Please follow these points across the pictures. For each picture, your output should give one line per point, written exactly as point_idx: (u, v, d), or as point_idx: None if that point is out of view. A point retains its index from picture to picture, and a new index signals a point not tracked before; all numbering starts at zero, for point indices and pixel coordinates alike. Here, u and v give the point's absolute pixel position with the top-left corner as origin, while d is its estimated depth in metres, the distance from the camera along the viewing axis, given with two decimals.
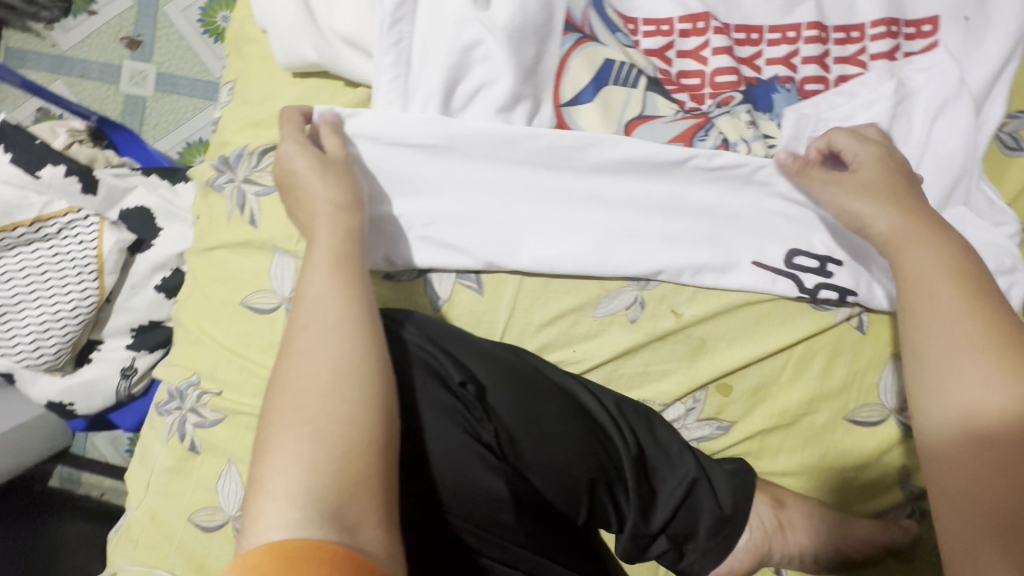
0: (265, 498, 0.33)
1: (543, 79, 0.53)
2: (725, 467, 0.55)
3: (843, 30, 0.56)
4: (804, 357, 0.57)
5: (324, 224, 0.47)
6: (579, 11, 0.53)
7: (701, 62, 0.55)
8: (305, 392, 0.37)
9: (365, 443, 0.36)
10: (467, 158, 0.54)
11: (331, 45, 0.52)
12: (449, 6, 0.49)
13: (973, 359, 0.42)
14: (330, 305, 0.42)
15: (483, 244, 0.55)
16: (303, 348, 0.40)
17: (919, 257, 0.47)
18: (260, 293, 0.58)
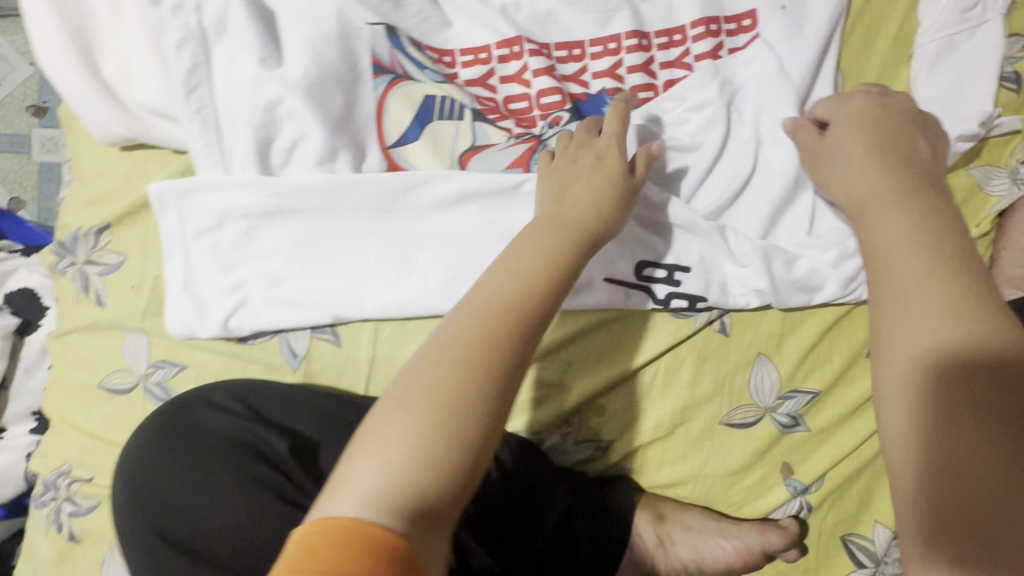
0: (366, 464, 0.34)
1: (361, 123, 0.52)
2: (605, 491, 0.56)
3: (665, 34, 0.55)
4: (671, 366, 0.56)
5: (558, 206, 0.47)
6: (386, 52, 0.51)
7: (525, 85, 0.55)
8: (454, 375, 0.36)
9: (471, 428, 0.35)
10: (297, 211, 0.52)
11: (140, 118, 0.50)
12: (246, 66, 0.48)
13: (934, 312, 0.37)
14: (515, 294, 0.40)
15: (326, 297, 0.54)
16: (476, 318, 0.39)
17: (886, 225, 0.43)
18: (116, 373, 0.57)
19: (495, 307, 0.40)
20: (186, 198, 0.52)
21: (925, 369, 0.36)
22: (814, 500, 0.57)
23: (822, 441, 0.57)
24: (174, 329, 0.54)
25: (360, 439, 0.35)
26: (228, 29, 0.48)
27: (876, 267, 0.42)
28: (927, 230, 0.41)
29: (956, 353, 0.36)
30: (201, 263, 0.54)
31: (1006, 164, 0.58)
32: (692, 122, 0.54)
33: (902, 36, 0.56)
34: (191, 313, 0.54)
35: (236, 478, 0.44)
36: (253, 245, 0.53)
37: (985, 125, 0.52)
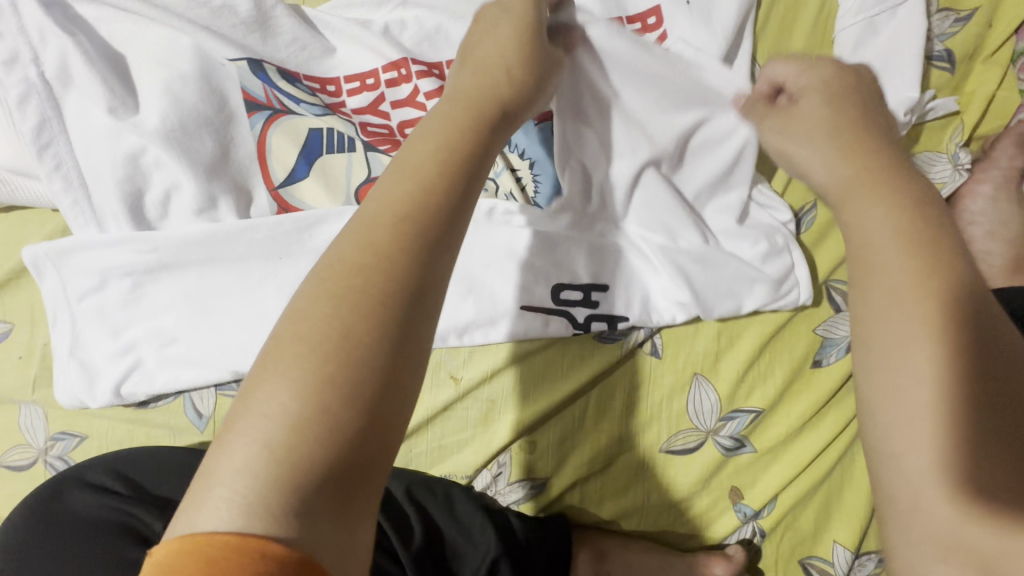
0: (239, 451, 0.27)
1: (236, 165, 0.48)
2: (540, 534, 0.52)
3: None
4: (603, 396, 0.52)
5: (465, 94, 0.39)
6: (259, 87, 0.48)
7: (419, 108, 0.50)
8: (337, 313, 0.29)
9: (366, 390, 0.28)
10: (183, 267, 0.49)
11: (3, 179, 0.47)
12: (101, 117, 0.45)
13: (927, 326, 0.32)
14: (416, 206, 0.32)
15: (219, 354, 0.49)
16: (362, 255, 0.31)
17: (866, 217, 0.36)
18: (14, 450, 0.53)
19: (385, 219, 0.32)
20: (64, 259, 0.49)
21: (933, 415, 0.30)
22: (766, 525, 0.53)
23: (770, 460, 0.53)
24: (64, 400, 0.51)
25: (236, 417, 0.28)
26: (73, 77, 0.45)
27: (863, 275, 0.35)
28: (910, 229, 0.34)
29: (961, 396, 0.30)
30: (85, 328, 0.50)
31: (946, 149, 0.53)
32: (601, 133, 0.49)
33: (821, 22, 0.52)
34: (79, 382, 0.50)
35: (107, 567, 0.41)
36: (138, 303, 0.49)
37: (912, 112, 0.48)
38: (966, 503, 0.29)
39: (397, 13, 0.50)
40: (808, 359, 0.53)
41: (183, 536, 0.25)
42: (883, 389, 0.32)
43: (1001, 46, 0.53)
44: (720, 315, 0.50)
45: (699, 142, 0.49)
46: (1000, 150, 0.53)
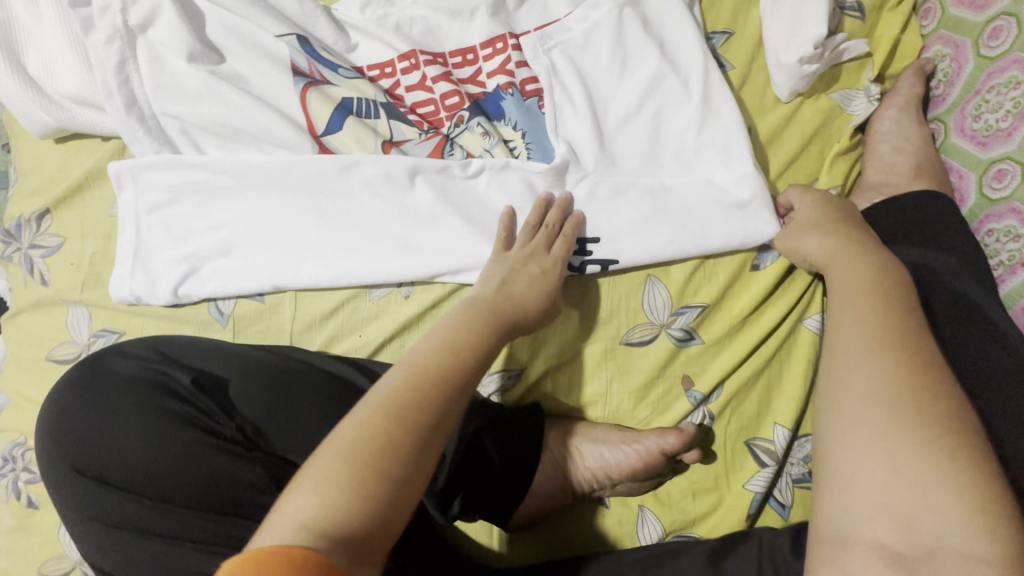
0: (295, 490, 0.37)
1: (289, 110, 0.58)
2: (517, 415, 0.59)
3: (542, 27, 0.61)
4: (570, 294, 0.60)
5: (499, 296, 0.52)
6: (304, 61, 0.58)
7: (428, 91, 0.61)
8: (388, 425, 0.40)
9: (406, 446, 0.39)
10: (237, 189, 0.58)
11: (65, 108, 0.57)
12: (174, 58, 0.56)
13: (881, 362, 0.43)
14: (452, 366, 0.45)
15: (262, 271, 0.58)
16: (405, 376, 0.43)
17: (847, 272, 0.51)
18: (62, 345, 0.61)
19: (432, 374, 0.44)
20: (141, 173, 0.58)
21: (918, 458, 0.38)
22: (714, 408, 0.61)
23: (716, 351, 0.61)
24: (118, 295, 0.60)
25: (301, 476, 0.38)
26: (158, 24, 0.56)
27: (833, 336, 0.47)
28: (887, 296, 0.47)
29: (933, 439, 0.38)
30: (151, 235, 0.59)
31: (861, 85, 0.62)
32: (566, 77, 0.60)
33: None
34: (128, 280, 0.59)
35: (151, 413, 0.49)
36: (200, 216, 0.59)
37: (823, 47, 0.58)
38: (966, 500, 0.36)
39: (407, 10, 0.60)
40: (747, 263, 0.61)
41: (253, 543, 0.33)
42: (835, 407, 0.43)
43: None
44: (692, 245, 0.59)
45: (658, 87, 0.59)
46: (903, 80, 0.61)
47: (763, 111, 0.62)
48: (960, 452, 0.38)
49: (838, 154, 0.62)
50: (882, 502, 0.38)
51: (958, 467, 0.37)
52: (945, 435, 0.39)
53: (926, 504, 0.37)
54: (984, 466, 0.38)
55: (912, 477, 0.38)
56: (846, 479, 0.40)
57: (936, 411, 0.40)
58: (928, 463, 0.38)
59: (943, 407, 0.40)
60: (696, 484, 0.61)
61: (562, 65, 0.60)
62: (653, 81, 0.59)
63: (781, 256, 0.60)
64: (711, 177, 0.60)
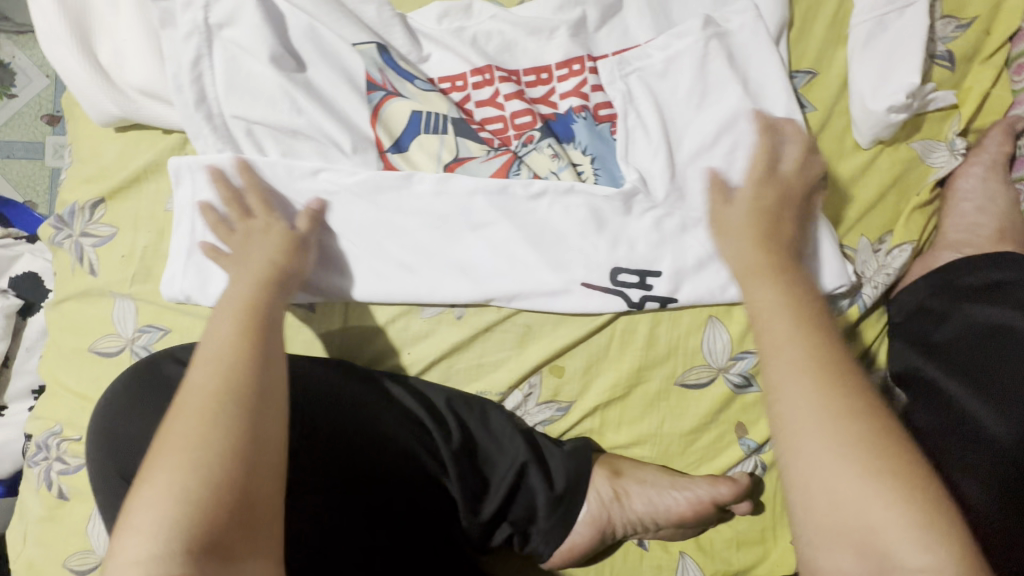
0: (127, 531, 0.36)
1: (359, 125, 0.57)
2: (563, 448, 0.57)
3: (621, 51, 0.59)
4: (627, 329, 0.59)
5: (253, 281, 0.50)
6: (377, 69, 0.57)
7: (499, 108, 0.59)
8: (192, 440, 0.39)
9: (218, 452, 0.38)
10: (297, 196, 0.56)
11: (130, 98, 0.56)
12: (250, 58, 0.55)
13: (807, 390, 0.40)
14: (243, 358, 0.43)
15: (316, 282, 0.57)
16: (206, 386, 0.41)
17: (761, 291, 0.47)
18: (106, 337, 0.60)
19: (216, 374, 0.42)
20: (198, 170, 0.56)
21: (861, 478, 0.37)
22: (767, 458, 0.59)
23: None
24: (167, 293, 0.58)
25: (132, 516, 0.37)
26: (237, 22, 0.54)
27: (768, 352, 0.43)
28: (804, 311, 0.45)
29: (869, 454, 0.37)
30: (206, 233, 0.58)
31: (945, 137, 0.60)
32: (642, 106, 0.58)
33: (839, 18, 0.60)
34: (178, 278, 0.57)
35: None
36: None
37: (914, 96, 0.56)
38: (910, 514, 0.35)
39: (485, 24, 0.58)
40: None
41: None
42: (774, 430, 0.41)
43: (997, 50, 0.60)
44: None
45: (738, 123, 0.57)
46: (991, 138, 0.60)
47: (840, 157, 0.60)
48: (892, 466, 0.37)
49: (915, 208, 0.60)
50: (834, 531, 0.36)
51: (895, 481, 0.36)
52: (873, 450, 0.37)
53: (875, 526, 0.35)
54: (916, 469, 0.37)
55: (857, 501, 0.36)
56: (803, 515, 0.38)
57: (853, 423, 0.38)
58: (863, 484, 0.36)
59: (864, 418, 0.39)
60: (742, 534, 0.59)
61: (638, 92, 0.58)
62: (733, 116, 0.57)
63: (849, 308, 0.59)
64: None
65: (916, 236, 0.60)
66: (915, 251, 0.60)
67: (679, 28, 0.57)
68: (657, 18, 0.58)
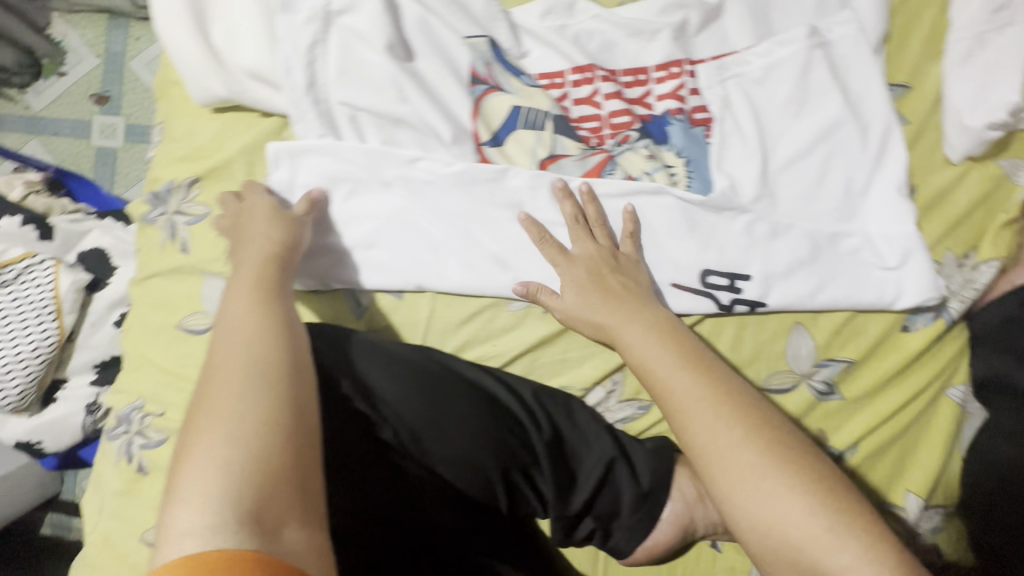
0: (177, 507, 0.37)
1: (458, 117, 0.58)
2: (647, 447, 0.57)
3: (720, 56, 0.59)
4: (713, 331, 0.59)
5: (256, 269, 0.52)
6: (483, 63, 0.59)
7: (596, 107, 0.60)
8: (222, 424, 0.41)
9: (253, 429, 0.40)
10: (395, 185, 0.57)
11: (238, 80, 0.56)
12: (364, 46, 0.56)
13: (721, 419, 0.47)
14: (252, 349, 0.46)
15: (405, 271, 0.58)
16: (222, 378, 0.44)
17: (636, 337, 0.53)
18: (193, 315, 0.61)
19: (232, 364, 0.45)
20: (298, 156, 0.57)
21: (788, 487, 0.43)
22: (847, 466, 0.59)
23: (856, 409, 0.60)
24: None
25: (177, 497, 0.38)
26: (355, 11, 0.56)
27: (663, 397, 0.50)
28: (686, 350, 0.52)
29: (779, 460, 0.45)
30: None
31: None
32: (739, 111, 0.59)
33: (936, 33, 0.60)
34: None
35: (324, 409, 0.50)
36: (351, 205, 0.58)
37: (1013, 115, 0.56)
38: (821, 505, 0.43)
39: (587, 23, 0.59)
40: (899, 323, 0.60)
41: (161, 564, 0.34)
42: (700, 462, 0.47)
43: None
44: (846, 299, 0.58)
45: (833, 134, 0.58)
46: None
47: (930, 172, 0.60)
48: (795, 467, 0.45)
49: (1003, 225, 0.60)
50: (768, 545, 0.43)
51: (800, 482, 0.44)
52: (785, 465, 0.44)
53: (794, 533, 0.42)
54: (826, 479, 0.44)
55: (776, 514, 0.43)
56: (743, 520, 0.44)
57: (747, 443, 0.46)
58: (779, 486, 0.43)
59: (752, 435, 0.46)
60: None
61: (736, 98, 0.59)
62: (829, 126, 0.57)
63: (933, 320, 0.60)
64: (868, 233, 0.59)
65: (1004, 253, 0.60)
66: (1002, 269, 0.60)
67: (782, 36, 0.58)
68: (758, 25, 0.59)
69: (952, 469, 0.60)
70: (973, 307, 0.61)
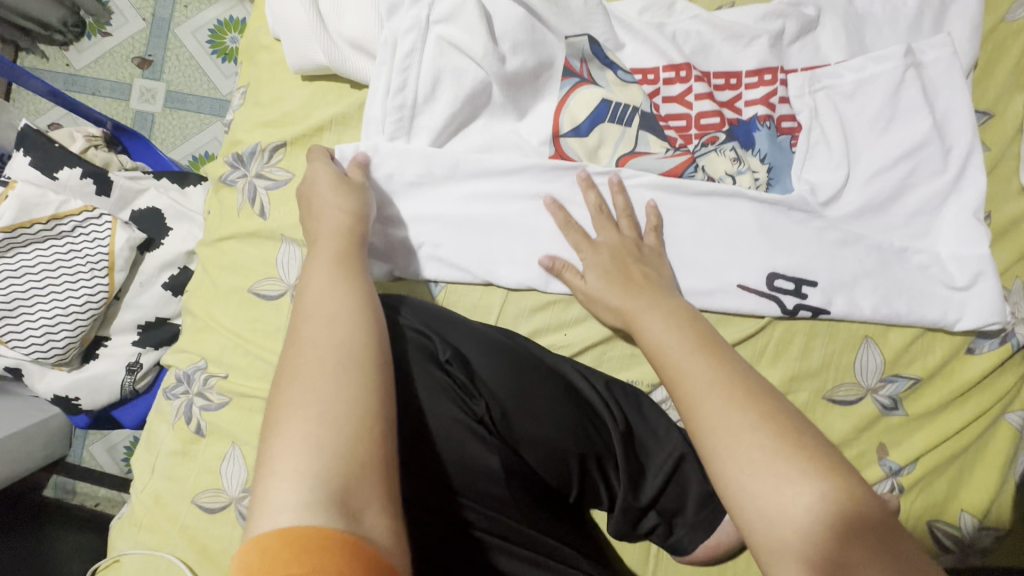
0: (272, 479, 0.33)
1: (549, 108, 0.59)
2: None
3: (811, 68, 0.61)
4: (784, 337, 0.60)
5: (331, 235, 0.49)
6: (579, 58, 0.59)
7: (686, 106, 0.60)
8: (318, 387, 0.37)
9: (355, 397, 0.37)
10: (483, 169, 0.57)
11: (339, 48, 0.56)
12: (459, 52, 0.55)
13: (729, 404, 0.42)
14: (340, 312, 0.42)
15: (482, 257, 0.58)
16: (314, 339, 0.40)
17: (657, 326, 0.50)
18: (267, 280, 0.61)
19: (322, 327, 0.41)
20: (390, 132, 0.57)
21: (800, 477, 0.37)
22: (905, 482, 0.59)
23: (917, 426, 0.60)
24: None
25: (270, 466, 0.34)
26: (455, 20, 0.54)
27: (673, 380, 0.45)
28: (700, 338, 0.48)
29: (792, 445, 0.39)
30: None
31: None
32: (827, 123, 0.59)
33: (1021, 65, 0.61)
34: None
35: (417, 377, 0.50)
36: (435, 187, 0.58)
37: None
38: (829, 499, 0.36)
39: (685, 23, 0.60)
40: (964, 345, 0.61)
41: (254, 538, 0.30)
42: (705, 448, 0.41)
43: None
44: (919, 317, 0.59)
45: (920, 153, 0.58)
46: None
47: (1004, 199, 0.61)
48: (810, 455, 0.38)
49: None
50: (777, 541, 0.36)
51: (817, 472, 0.37)
52: (791, 447, 0.39)
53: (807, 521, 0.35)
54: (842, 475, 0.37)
55: (781, 501, 0.36)
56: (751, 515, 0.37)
57: (760, 428, 0.40)
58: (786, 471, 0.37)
59: (767, 421, 0.40)
60: None
61: (825, 109, 0.59)
62: (916, 144, 0.58)
63: (999, 345, 0.60)
64: (937, 253, 0.59)
65: None
66: None
67: (878, 53, 0.59)
68: (851, 41, 0.60)
69: (1006, 490, 0.61)
70: None
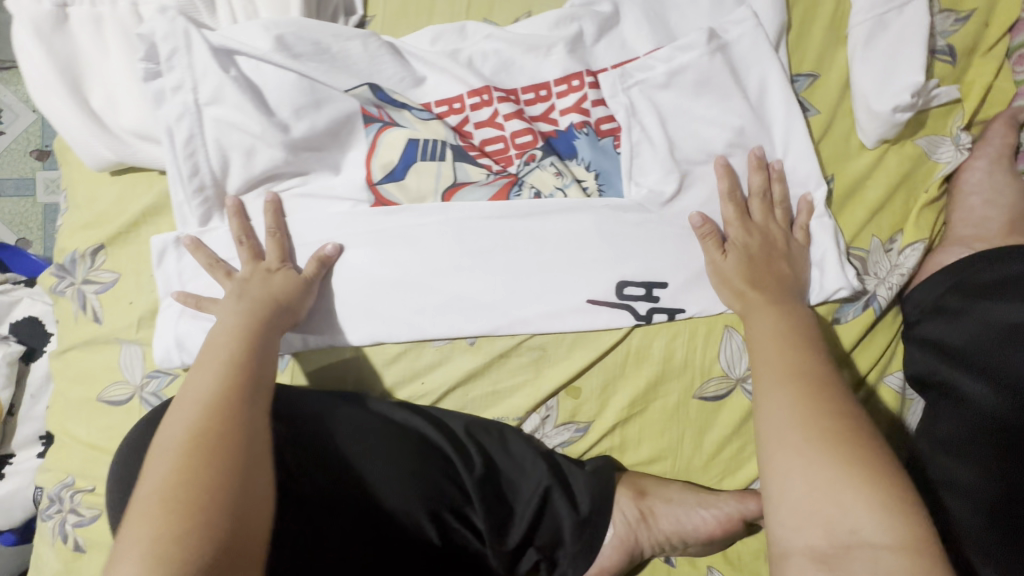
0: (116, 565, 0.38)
1: (356, 160, 0.57)
2: (586, 469, 0.56)
3: (620, 65, 0.59)
4: (643, 343, 0.58)
5: (246, 316, 0.51)
6: (373, 104, 0.56)
7: (498, 128, 0.58)
8: (177, 476, 0.41)
9: (207, 482, 0.40)
10: (302, 239, 0.56)
11: (125, 142, 0.55)
12: (239, 130, 0.53)
13: (801, 403, 0.46)
14: (219, 393, 0.45)
15: (319, 322, 0.57)
16: (188, 417, 0.44)
17: (760, 321, 0.52)
18: (114, 385, 0.59)
19: (198, 412, 0.44)
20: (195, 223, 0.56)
21: (850, 472, 0.42)
22: None
23: None
24: (158, 355, 0.56)
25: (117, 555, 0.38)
26: (222, 101, 0.53)
27: (760, 368, 0.50)
28: (800, 338, 0.51)
29: (854, 446, 0.44)
30: (190, 288, 0.56)
31: (949, 132, 0.60)
32: (645, 118, 0.57)
33: (837, 19, 0.59)
34: (175, 349, 0.56)
35: None
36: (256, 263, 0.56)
37: (919, 95, 0.55)
38: (879, 499, 0.41)
39: (481, 44, 0.58)
40: (830, 316, 0.58)
41: None
42: (767, 432, 0.46)
43: (997, 42, 0.59)
44: None
45: (743, 133, 0.57)
46: (994, 131, 0.60)
47: (848, 158, 0.59)
48: (867, 458, 0.43)
49: (924, 206, 0.59)
50: (803, 514, 0.42)
51: (866, 474, 0.42)
52: (853, 451, 0.43)
53: (842, 509, 0.41)
54: (891, 479, 0.42)
55: (829, 492, 0.42)
56: (788, 494, 0.43)
57: (827, 424, 0.45)
58: (840, 470, 0.42)
59: (838, 420, 0.45)
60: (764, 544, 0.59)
61: (642, 106, 0.57)
62: (734, 124, 0.56)
63: (864, 310, 0.58)
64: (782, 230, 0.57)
65: (927, 233, 0.60)
66: (926, 249, 0.60)
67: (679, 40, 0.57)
68: (655, 30, 0.58)
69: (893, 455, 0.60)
70: (903, 289, 0.60)
